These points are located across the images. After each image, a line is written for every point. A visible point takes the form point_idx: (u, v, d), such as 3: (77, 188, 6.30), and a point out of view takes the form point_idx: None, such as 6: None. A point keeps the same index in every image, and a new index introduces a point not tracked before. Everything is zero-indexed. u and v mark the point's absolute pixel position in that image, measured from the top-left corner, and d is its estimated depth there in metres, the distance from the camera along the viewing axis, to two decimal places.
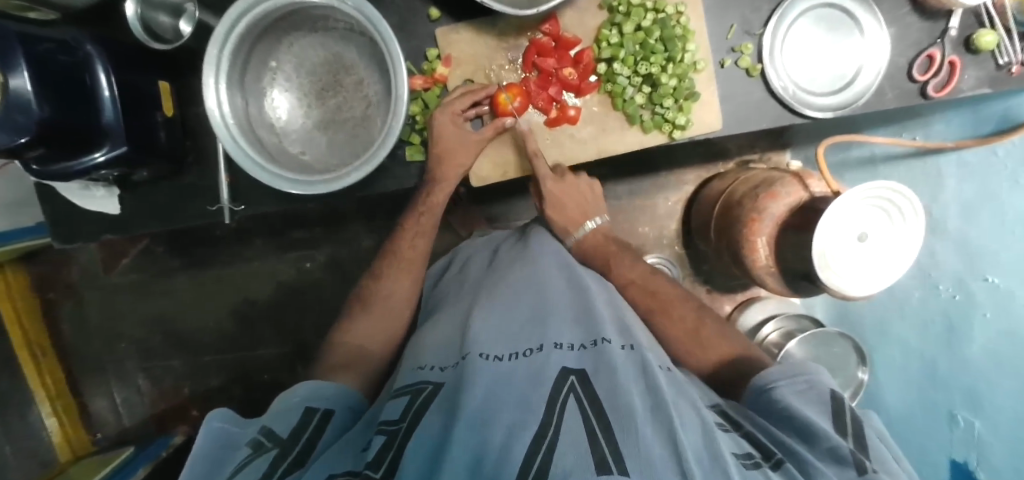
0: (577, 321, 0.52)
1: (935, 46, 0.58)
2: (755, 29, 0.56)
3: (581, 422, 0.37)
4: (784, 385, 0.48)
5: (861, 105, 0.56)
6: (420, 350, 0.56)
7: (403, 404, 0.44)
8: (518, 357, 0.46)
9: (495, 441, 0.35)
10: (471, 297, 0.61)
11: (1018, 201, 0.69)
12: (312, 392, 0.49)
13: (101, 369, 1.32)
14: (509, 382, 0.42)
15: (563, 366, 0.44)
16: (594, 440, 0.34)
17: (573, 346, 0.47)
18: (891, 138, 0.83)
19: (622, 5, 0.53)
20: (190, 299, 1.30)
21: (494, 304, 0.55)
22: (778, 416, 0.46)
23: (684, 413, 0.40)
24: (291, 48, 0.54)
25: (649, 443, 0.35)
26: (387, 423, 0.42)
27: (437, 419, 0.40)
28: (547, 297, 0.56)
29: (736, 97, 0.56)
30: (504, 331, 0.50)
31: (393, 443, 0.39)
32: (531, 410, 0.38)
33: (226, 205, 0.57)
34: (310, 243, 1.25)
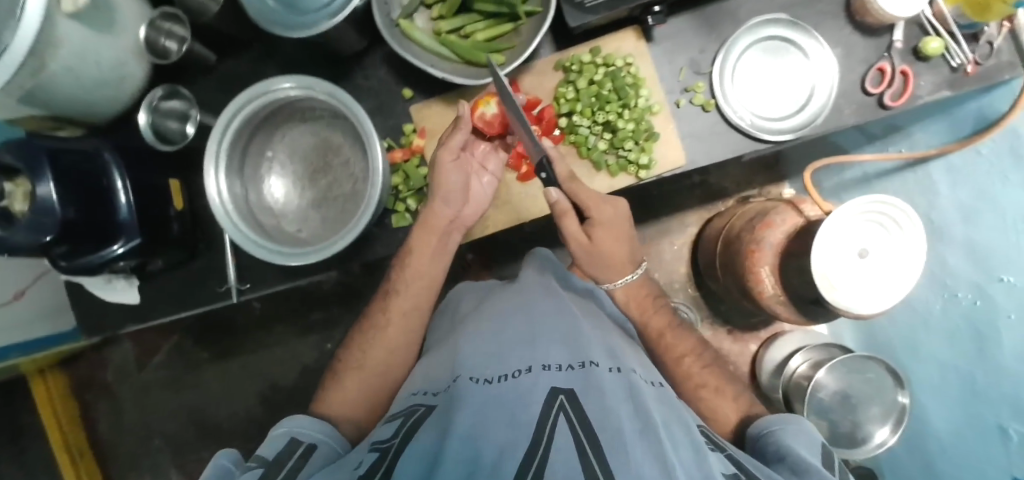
0: (565, 345, 0.52)
1: (883, 60, 0.61)
2: (704, 68, 0.59)
3: (571, 438, 0.36)
4: (781, 432, 0.48)
5: (821, 123, 0.58)
6: (414, 381, 0.57)
7: (394, 427, 0.45)
8: (508, 379, 0.45)
9: (486, 459, 0.35)
10: (462, 332, 0.62)
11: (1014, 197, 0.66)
12: (299, 424, 0.50)
13: (136, 467, 1.34)
14: (498, 402, 0.42)
15: (552, 386, 0.44)
16: (586, 460, 0.34)
17: (562, 367, 0.48)
18: (876, 154, 0.84)
19: (574, 64, 0.58)
20: (218, 388, 1.33)
21: (487, 334, 0.57)
22: (774, 458, 0.46)
23: (676, 435, 0.41)
24: (284, 138, 0.61)
25: (640, 462, 0.35)
26: (379, 442, 0.43)
27: (429, 437, 0.40)
28: (538, 327, 0.56)
29: (698, 132, 0.59)
30: (494, 358, 0.51)
31: (382, 464, 0.39)
32: (522, 428, 0.38)
33: (232, 285, 0.62)
34: (329, 321, 1.29)
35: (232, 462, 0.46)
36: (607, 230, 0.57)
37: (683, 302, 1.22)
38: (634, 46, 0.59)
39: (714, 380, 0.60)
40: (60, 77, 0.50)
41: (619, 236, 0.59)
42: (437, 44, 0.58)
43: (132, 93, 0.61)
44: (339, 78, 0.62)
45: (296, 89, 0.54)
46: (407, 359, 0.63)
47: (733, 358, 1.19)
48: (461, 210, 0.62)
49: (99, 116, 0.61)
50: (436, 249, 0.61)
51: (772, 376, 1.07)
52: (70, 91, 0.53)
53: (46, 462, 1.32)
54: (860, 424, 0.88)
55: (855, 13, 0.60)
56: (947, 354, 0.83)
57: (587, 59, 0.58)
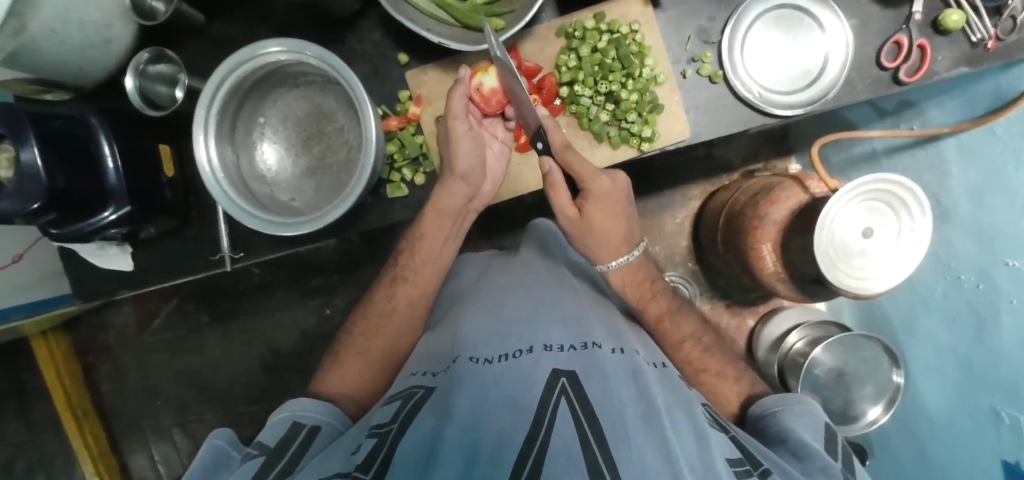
0: (566, 325, 0.52)
1: (901, 32, 0.58)
2: (712, 38, 0.57)
3: (573, 426, 0.36)
4: (784, 415, 0.49)
5: (832, 97, 0.56)
6: (416, 359, 0.56)
7: (394, 409, 0.44)
8: (508, 359, 0.46)
9: (486, 445, 0.35)
10: (462, 308, 0.62)
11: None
12: (301, 408, 0.50)
13: (139, 427, 1.38)
14: (499, 385, 0.41)
15: (553, 368, 0.44)
16: (588, 448, 0.34)
17: (564, 348, 0.47)
18: (886, 131, 0.82)
19: (577, 30, 0.56)
20: (219, 353, 1.35)
21: (488, 312, 0.56)
22: (777, 440, 0.46)
23: (679, 419, 0.41)
24: (276, 104, 0.59)
25: (643, 449, 0.35)
26: (378, 427, 0.42)
27: (428, 421, 0.39)
28: (540, 306, 0.56)
29: (703, 104, 0.57)
30: (493, 334, 0.51)
31: (383, 445, 0.39)
32: (522, 414, 0.37)
33: (226, 253, 0.61)
34: (329, 289, 1.29)
35: (234, 440, 0.47)
36: (600, 206, 0.54)
37: (683, 275, 1.21)
38: (640, 11, 0.56)
39: (711, 354, 0.60)
40: (42, 39, 0.48)
41: (611, 217, 0.56)
42: (434, 5, 0.55)
43: (120, 55, 0.59)
44: (332, 41, 0.60)
45: (285, 54, 0.51)
46: (404, 329, 0.63)
47: (730, 331, 1.19)
48: (479, 188, 0.61)
49: (85, 81, 0.59)
50: (450, 228, 0.62)
51: (768, 350, 1.07)
52: (55, 55, 0.51)
53: (51, 420, 1.35)
54: (854, 402, 0.89)
55: None
56: (946, 337, 0.82)
57: (590, 25, 0.55)
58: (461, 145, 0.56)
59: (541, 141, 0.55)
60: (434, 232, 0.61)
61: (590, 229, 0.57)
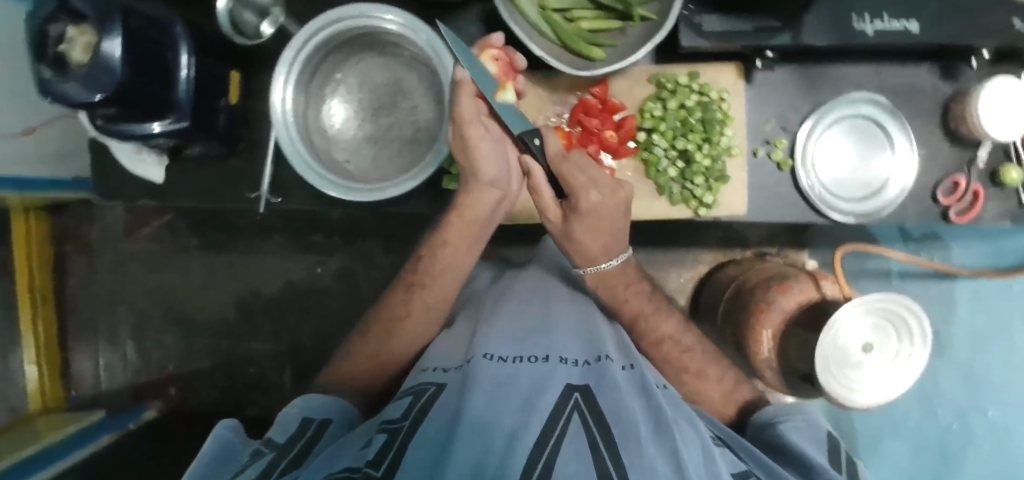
0: (580, 340, 0.54)
1: (960, 173, 0.60)
2: (791, 126, 0.59)
3: (583, 437, 0.38)
4: (786, 426, 0.50)
5: (883, 215, 0.59)
6: (430, 356, 0.56)
7: (405, 405, 0.45)
8: (523, 362, 0.47)
9: (497, 444, 0.35)
10: (475, 312, 0.63)
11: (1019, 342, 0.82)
12: (309, 404, 0.51)
13: (93, 328, 1.33)
14: (513, 390, 0.42)
15: (568, 383, 0.45)
16: (598, 459, 0.36)
17: (578, 362, 0.49)
18: (909, 256, 0.85)
19: (669, 83, 0.56)
20: (197, 280, 1.31)
21: (505, 314, 0.57)
22: (778, 452, 0.49)
23: (685, 432, 0.42)
24: (357, 64, 0.59)
25: (651, 460, 0.37)
26: (389, 422, 0.41)
27: (441, 420, 0.40)
28: (552, 313, 0.58)
29: (766, 186, 0.59)
30: (512, 335, 0.52)
31: (396, 440, 0.38)
32: (535, 416, 0.39)
33: (264, 195, 0.60)
34: (326, 249, 1.27)
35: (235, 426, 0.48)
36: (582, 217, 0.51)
37: None
38: (732, 82, 0.57)
39: None
40: None
41: (600, 233, 0.54)
42: (539, 18, 0.55)
43: None
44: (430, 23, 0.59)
45: (394, 24, 0.51)
46: (411, 323, 0.62)
47: None
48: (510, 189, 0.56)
49: None
50: (472, 237, 0.59)
51: None
52: None
53: None
54: None
55: (952, 119, 0.59)
56: (908, 462, 0.87)
57: (683, 81, 0.56)
58: (485, 153, 0.50)
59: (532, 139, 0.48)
60: (457, 239, 0.59)
61: (571, 236, 0.55)
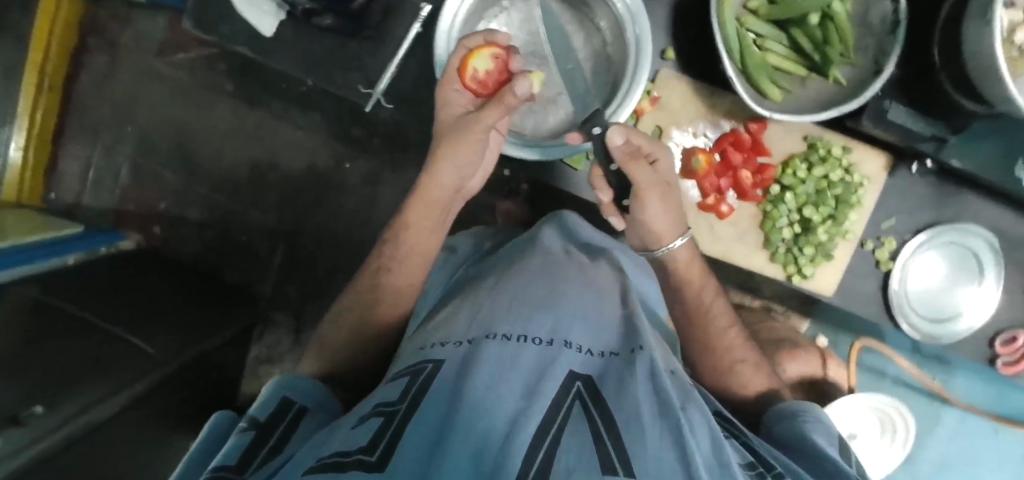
0: (591, 322, 0.47)
1: (1023, 329, 0.63)
2: (904, 232, 0.59)
3: (587, 425, 0.32)
4: (802, 423, 0.49)
5: (946, 341, 0.61)
6: (426, 332, 0.49)
7: (401, 387, 0.38)
8: (527, 343, 0.41)
9: (493, 433, 0.29)
10: (493, 277, 0.56)
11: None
12: (292, 385, 0.47)
13: (96, 136, 1.25)
14: (511, 370, 0.36)
15: (570, 369, 0.39)
16: (602, 445, 0.30)
17: (581, 349, 0.43)
18: (920, 372, 0.89)
19: (823, 149, 0.55)
20: (219, 128, 1.23)
21: (511, 290, 0.50)
22: (794, 447, 0.47)
23: (693, 417, 0.37)
24: (535, 5, 0.58)
25: (657, 450, 0.31)
26: (386, 405, 0.35)
27: (438, 403, 0.33)
28: (562, 289, 0.51)
29: (857, 277, 0.60)
30: (518, 312, 0.45)
31: (390, 425, 0.32)
32: (533, 403, 0.33)
33: (379, 95, 0.59)
34: (362, 146, 1.20)
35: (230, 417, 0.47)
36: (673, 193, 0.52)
37: None
38: (876, 170, 0.56)
39: None
40: None
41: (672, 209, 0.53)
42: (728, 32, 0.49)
43: None
44: None
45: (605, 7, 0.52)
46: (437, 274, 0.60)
47: None
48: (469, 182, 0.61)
49: None
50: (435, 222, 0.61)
51: None
52: None
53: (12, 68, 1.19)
54: None
55: None
56: None
57: (837, 153, 0.54)
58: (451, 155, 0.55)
59: (597, 128, 0.48)
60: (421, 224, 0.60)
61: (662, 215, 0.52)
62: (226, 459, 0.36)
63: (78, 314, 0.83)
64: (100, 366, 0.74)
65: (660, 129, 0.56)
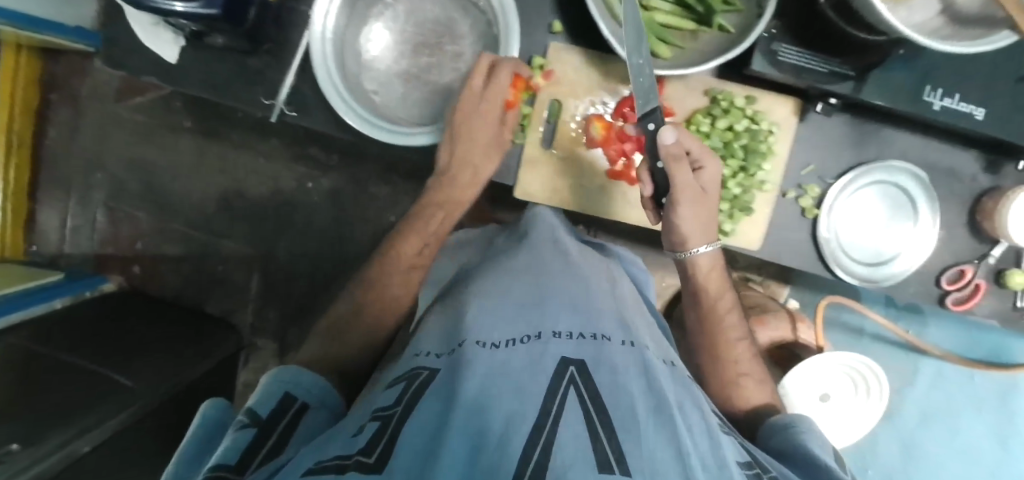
0: (577, 308, 0.48)
1: (969, 264, 0.62)
2: (827, 177, 0.58)
3: (581, 416, 0.33)
4: (796, 432, 0.53)
5: (884, 284, 0.60)
6: (422, 339, 0.52)
7: (396, 392, 0.41)
8: (516, 344, 0.42)
9: (494, 430, 0.31)
10: (477, 278, 0.58)
11: (964, 431, 0.91)
12: (293, 378, 0.48)
13: (67, 186, 1.27)
14: (506, 374, 0.38)
15: (562, 355, 0.40)
16: (597, 439, 0.31)
17: (571, 334, 0.43)
18: (890, 324, 0.87)
19: (724, 101, 0.54)
20: (182, 165, 1.25)
21: (503, 290, 0.51)
22: (789, 456, 0.51)
23: (687, 416, 0.39)
24: None
25: (651, 445, 0.33)
26: (382, 409, 0.39)
27: (436, 409, 0.36)
28: (549, 281, 0.52)
29: (784, 228, 0.59)
30: (510, 312, 0.46)
31: (387, 430, 0.35)
32: (529, 400, 0.35)
33: (280, 105, 0.59)
34: (321, 164, 1.21)
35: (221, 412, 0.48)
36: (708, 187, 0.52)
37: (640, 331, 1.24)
38: (785, 116, 0.55)
39: None
40: None
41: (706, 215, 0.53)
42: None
43: None
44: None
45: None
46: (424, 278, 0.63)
47: None
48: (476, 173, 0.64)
49: None
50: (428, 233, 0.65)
51: None
52: None
53: None
54: None
55: (978, 212, 0.60)
56: None
57: (740, 103, 0.54)
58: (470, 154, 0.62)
59: (652, 125, 0.46)
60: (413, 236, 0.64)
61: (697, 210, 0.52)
62: (225, 453, 0.37)
63: (63, 358, 0.90)
64: (69, 413, 0.77)
65: (558, 102, 0.63)
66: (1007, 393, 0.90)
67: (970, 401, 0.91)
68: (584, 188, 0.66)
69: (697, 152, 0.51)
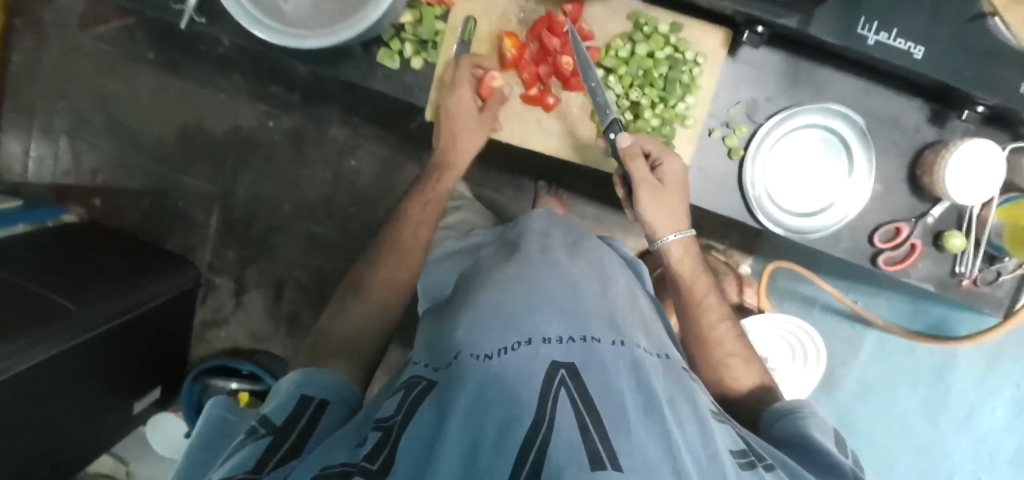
0: (568, 309, 0.45)
1: (907, 223, 0.61)
2: (756, 117, 0.59)
3: (572, 415, 0.32)
4: (800, 419, 0.50)
5: (815, 237, 0.60)
6: (418, 346, 0.52)
7: (396, 402, 0.41)
8: (507, 351, 0.39)
9: (489, 437, 0.31)
10: (468, 286, 0.56)
11: (895, 395, 1.01)
12: (308, 378, 0.48)
13: (30, 115, 1.26)
14: (498, 382, 0.36)
15: (552, 359, 0.38)
16: (588, 436, 0.31)
17: (563, 337, 0.41)
18: (841, 296, 0.93)
19: (648, 27, 0.57)
20: (145, 98, 1.24)
21: (495, 291, 0.48)
22: (792, 443, 0.48)
23: (680, 413, 0.38)
24: None
25: (645, 441, 0.32)
26: (381, 420, 0.38)
27: (430, 418, 0.35)
28: (547, 280, 0.49)
29: (709, 167, 0.61)
30: (505, 313, 0.44)
31: (388, 440, 0.35)
32: (519, 406, 0.33)
33: (188, 10, 0.57)
34: (284, 104, 1.20)
35: (227, 415, 0.48)
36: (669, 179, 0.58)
37: None
38: (714, 48, 0.57)
39: None
40: None
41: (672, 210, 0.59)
42: None
43: None
44: None
45: None
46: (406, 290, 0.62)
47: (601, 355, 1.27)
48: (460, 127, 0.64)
49: None
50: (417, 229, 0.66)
51: None
52: None
53: None
54: None
55: (919, 168, 0.59)
56: None
57: (662, 30, 0.56)
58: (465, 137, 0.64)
59: (613, 134, 0.56)
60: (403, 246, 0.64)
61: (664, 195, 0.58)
62: (243, 464, 0.36)
63: (36, 291, 0.89)
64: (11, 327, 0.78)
65: (473, 20, 0.60)
66: (943, 366, 0.98)
67: (910, 373, 1.00)
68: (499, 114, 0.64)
69: (658, 153, 0.58)
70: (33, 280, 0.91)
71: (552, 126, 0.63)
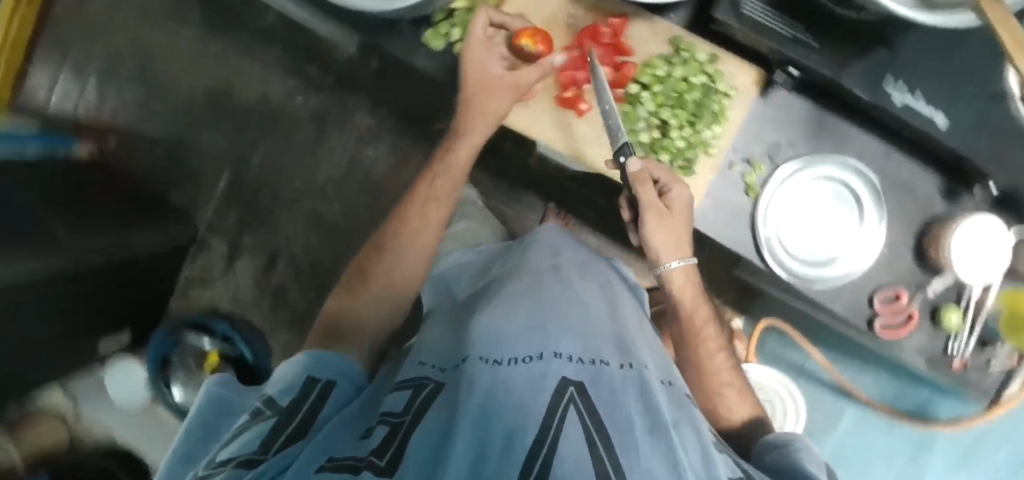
0: (580, 329, 0.44)
1: (906, 290, 0.62)
2: (777, 157, 0.61)
3: (581, 431, 0.31)
4: (792, 449, 0.49)
5: (818, 288, 0.60)
6: (420, 348, 0.51)
7: (405, 399, 0.40)
8: (517, 362, 0.38)
9: (501, 428, 0.30)
10: (478, 297, 0.56)
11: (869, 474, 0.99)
12: (313, 357, 0.47)
13: (64, 49, 1.28)
14: (507, 389, 0.35)
15: (562, 376, 0.37)
16: (596, 454, 0.29)
17: (574, 357, 0.39)
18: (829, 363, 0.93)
19: (686, 53, 0.59)
20: (181, 52, 1.26)
21: (507, 307, 0.48)
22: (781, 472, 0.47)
23: (683, 435, 0.37)
24: None
25: (650, 461, 0.31)
26: (390, 415, 0.38)
27: (439, 420, 0.34)
28: (564, 296, 0.50)
29: (726, 200, 0.62)
30: (511, 328, 0.43)
31: (398, 433, 0.35)
32: (528, 414, 0.32)
33: None
34: (316, 82, 1.23)
35: (226, 390, 0.46)
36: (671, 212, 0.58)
37: None
38: (746, 85, 0.60)
39: None
40: None
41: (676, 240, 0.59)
42: None
43: None
44: None
45: None
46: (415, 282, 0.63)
47: None
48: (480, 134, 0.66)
49: None
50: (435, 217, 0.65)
51: None
52: None
53: None
54: None
55: (925, 237, 0.60)
56: None
57: (699, 57, 0.59)
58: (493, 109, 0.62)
59: (623, 157, 0.56)
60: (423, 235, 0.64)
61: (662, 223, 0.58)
62: (245, 451, 0.36)
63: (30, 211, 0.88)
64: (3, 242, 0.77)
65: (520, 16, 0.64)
66: (919, 452, 0.98)
67: (885, 453, 0.99)
68: (528, 111, 0.65)
69: (666, 181, 0.59)
70: (35, 202, 0.91)
71: (580, 131, 0.64)
